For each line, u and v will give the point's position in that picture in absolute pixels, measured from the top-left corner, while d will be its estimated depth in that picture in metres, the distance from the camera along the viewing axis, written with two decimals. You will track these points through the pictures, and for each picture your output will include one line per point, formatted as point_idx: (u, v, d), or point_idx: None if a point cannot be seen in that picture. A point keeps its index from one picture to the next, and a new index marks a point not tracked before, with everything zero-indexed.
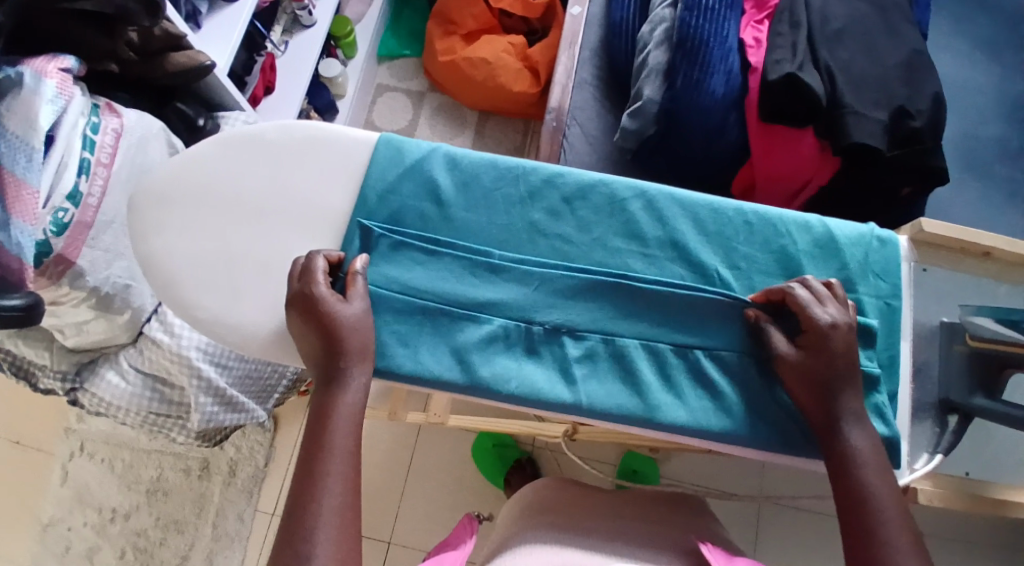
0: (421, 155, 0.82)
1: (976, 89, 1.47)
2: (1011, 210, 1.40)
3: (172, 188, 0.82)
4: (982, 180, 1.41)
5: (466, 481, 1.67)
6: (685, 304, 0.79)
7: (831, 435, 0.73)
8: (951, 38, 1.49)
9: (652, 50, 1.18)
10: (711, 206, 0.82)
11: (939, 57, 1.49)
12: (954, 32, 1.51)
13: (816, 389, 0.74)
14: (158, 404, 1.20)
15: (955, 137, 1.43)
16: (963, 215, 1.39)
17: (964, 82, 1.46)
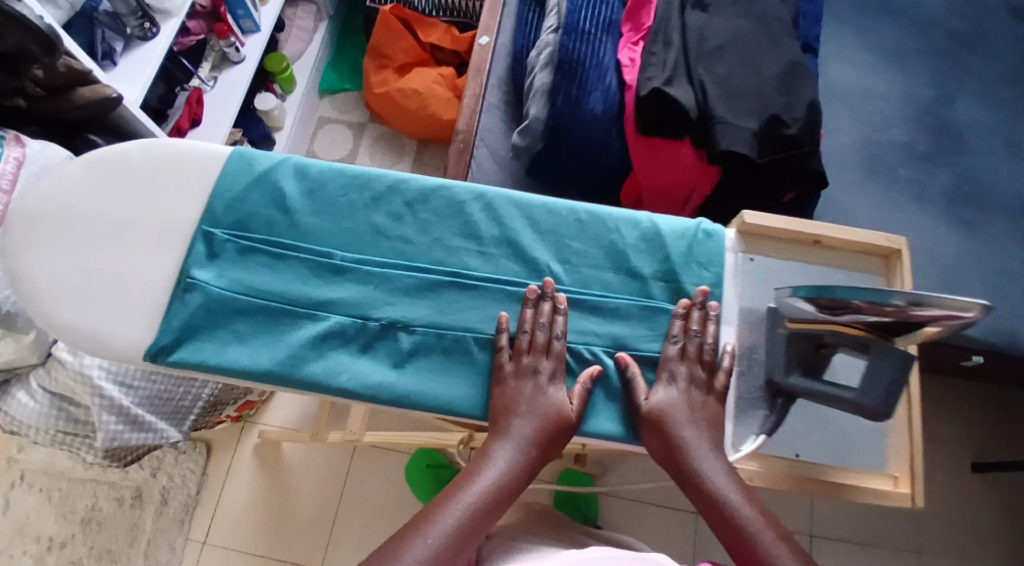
0: (269, 166, 0.87)
1: (879, 98, 1.51)
2: (916, 213, 1.43)
3: (41, 208, 0.87)
4: (886, 186, 1.44)
5: (400, 505, 1.67)
6: (516, 297, 0.83)
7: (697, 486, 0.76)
8: (852, 48, 1.55)
9: (538, 72, 1.24)
10: (546, 206, 0.86)
11: (843, 68, 1.53)
12: (856, 45, 1.55)
13: (670, 449, 0.78)
14: (64, 423, 1.25)
15: (859, 144, 1.47)
16: (866, 216, 1.43)
17: (868, 90, 1.51)
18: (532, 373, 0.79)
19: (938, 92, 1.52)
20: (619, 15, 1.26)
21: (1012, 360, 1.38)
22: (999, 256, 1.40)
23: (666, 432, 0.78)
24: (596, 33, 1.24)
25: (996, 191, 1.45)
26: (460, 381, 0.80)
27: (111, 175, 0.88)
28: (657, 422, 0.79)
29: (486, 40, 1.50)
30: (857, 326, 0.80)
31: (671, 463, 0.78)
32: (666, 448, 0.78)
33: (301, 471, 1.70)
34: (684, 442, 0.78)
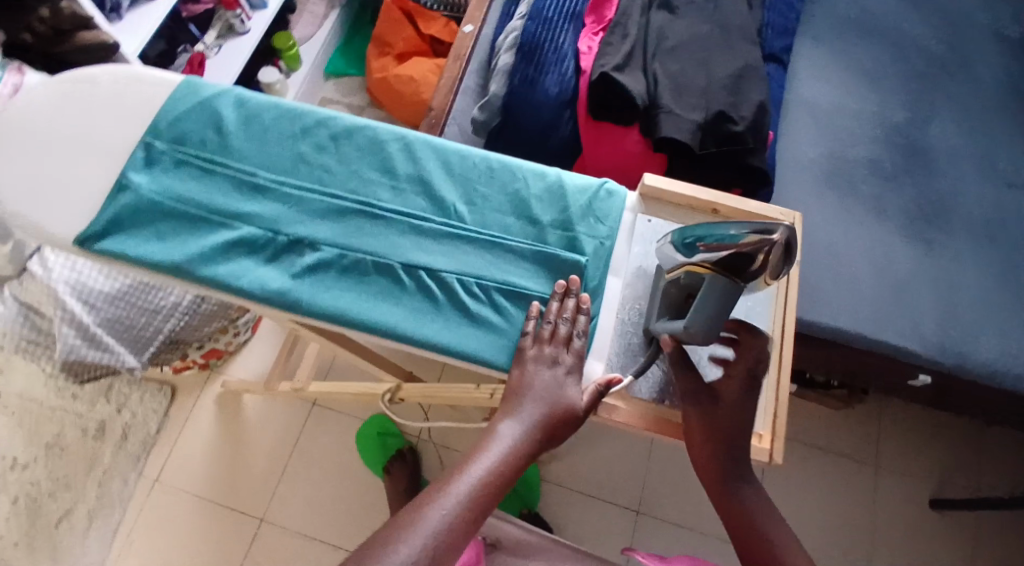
0: (212, 92, 0.94)
1: (851, 116, 1.50)
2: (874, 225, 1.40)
3: (10, 111, 0.94)
4: (845, 198, 1.42)
5: (351, 470, 1.73)
6: (417, 230, 0.89)
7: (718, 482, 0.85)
8: (828, 67, 1.54)
9: (502, 55, 1.32)
10: (460, 153, 0.93)
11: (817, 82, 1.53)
12: (838, 61, 1.56)
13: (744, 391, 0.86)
14: (29, 330, 1.34)
15: (821, 157, 1.46)
16: (823, 224, 1.39)
17: (839, 108, 1.50)
18: (552, 364, 0.84)
19: (912, 115, 1.51)
20: (583, 7, 1.32)
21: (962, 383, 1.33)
22: (954, 278, 1.36)
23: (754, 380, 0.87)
24: (558, 20, 1.30)
25: (962, 214, 1.41)
26: (473, 350, 0.85)
27: (74, 86, 0.94)
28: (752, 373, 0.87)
29: (470, 29, 1.58)
30: (705, 265, 0.82)
31: (735, 404, 0.85)
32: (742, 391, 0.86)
33: (258, 424, 1.76)
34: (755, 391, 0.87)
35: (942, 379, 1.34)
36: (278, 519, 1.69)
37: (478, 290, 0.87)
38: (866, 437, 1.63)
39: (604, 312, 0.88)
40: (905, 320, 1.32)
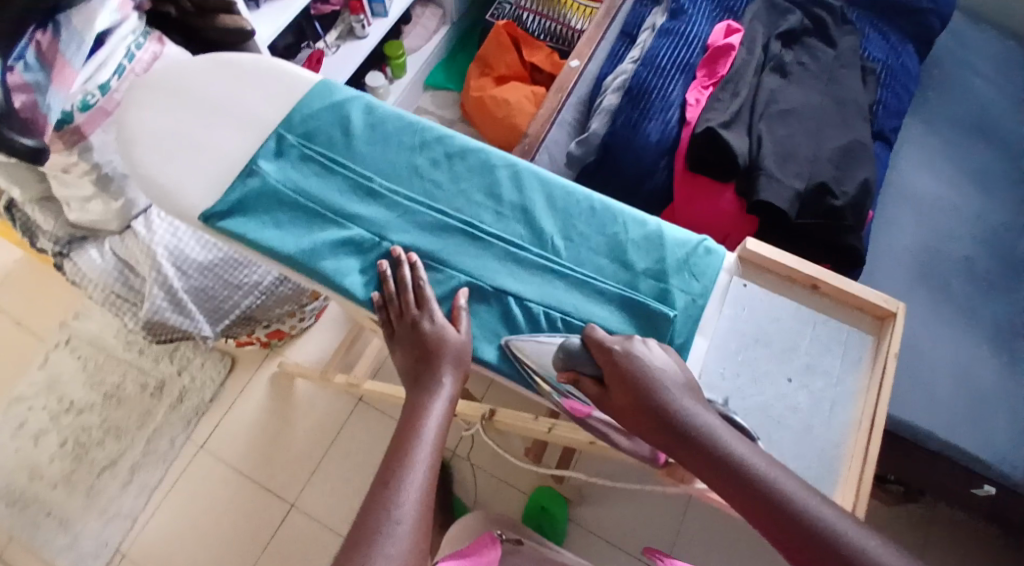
0: (345, 97, 1.00)
1: (949, 211, 1.51)
2: (954, 325, 1.39)
3: (157, 78, 1.01)
4: (937, 295, 1.42)
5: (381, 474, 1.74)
6: (512, 257, 0.91)
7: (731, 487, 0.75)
8: (933, 157, 1.56)
9: (608, 95, 1.35)
10: (566, 188, 0.94)
11: (918, 171, 1.55)
12: (939, 155, 1.57)
13: (631, 393, 0.80)
14: (121, 286, 1.38)
15: (915, 248, 1.47)
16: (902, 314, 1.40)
17: (937, 201, 1.52)
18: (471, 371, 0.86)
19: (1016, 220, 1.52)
20: (699, 60, 1.35)
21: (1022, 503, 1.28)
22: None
23: (630, 369, 0.80)
24: (671, 70, 1.34)
25: None
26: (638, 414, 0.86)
27: (220, 66, 1.01)
28: (620, 363, 0.81)
29: (576, 64, 1.60)
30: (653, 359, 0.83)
31: (649, 416, 0.79)
32: (631, 392, 0.80)
33: (306, 410, 1.80)
34: (642, 381, 0.80)
35: (1006, 497, 1.30)
36: (308, 505, 1.71)
37: (562, 327, 0.88)
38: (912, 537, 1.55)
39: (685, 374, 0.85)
40: (978, 431, 1.30)
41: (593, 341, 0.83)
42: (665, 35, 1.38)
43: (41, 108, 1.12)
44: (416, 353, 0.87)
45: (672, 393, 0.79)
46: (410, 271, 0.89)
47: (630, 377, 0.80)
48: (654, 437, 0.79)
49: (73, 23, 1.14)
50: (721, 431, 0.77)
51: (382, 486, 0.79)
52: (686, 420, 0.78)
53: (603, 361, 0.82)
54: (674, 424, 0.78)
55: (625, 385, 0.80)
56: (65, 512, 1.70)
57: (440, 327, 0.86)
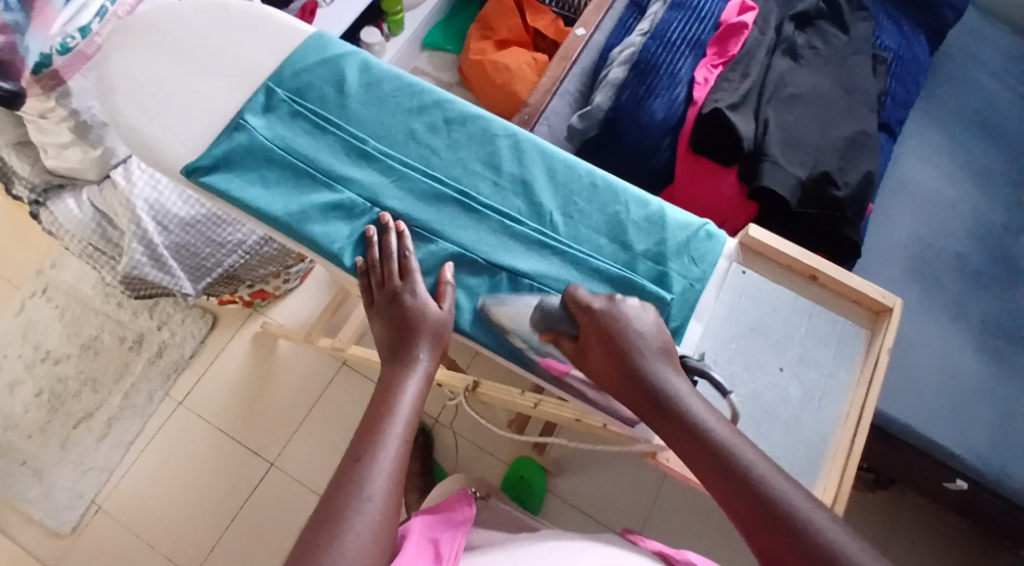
0: (341, 53, 0.95)
1: (947, 204, 1.49)
2: (943, 320, 1.37)
3: (141, 24, 0.97)
4: (928, 290, 1.40)
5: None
6: (509, 230, 0.87)
7: (711, 464, 0.74)
8: (934, 150, 1.54)
9: (614, 68, 1.30)
10: (567, 163, 0.91)
11: (917, 163, 1.52)
12: (940, 148, 1.55)
13: (613, 358, 0.79)
14: (98, 238, 1.33)
15: (909, 241, 1.45)
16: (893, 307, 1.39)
17: (935, 194, 1.49)
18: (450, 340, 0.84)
19: (1011, 218, 1.50)
20: (709, 36, 1.32)
21: (996, 502, 1.28)
22: (1016, 395, 1.32)
23: (613, 331, 0.79)
24: (681, 46, 1.29)
25: None
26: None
27: (209, 15, 0.97)
28: (602, 324, 0.79)
29: (582, 32, 1.58)
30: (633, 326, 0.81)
31: (633, 385, 0.78)
32: (614, 359, 0.79)
33: (287, 372, 1.77)
34: (626, 346, 0.78)
35: (980, 495, 1.29)
36: (285, 467, 1.69)
37: None
38: (883, 529, 1.55)
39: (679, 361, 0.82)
40: (961, 429, 1.28)
41: (574, 301, 0.81)
42: (676, 8, 1.33)
43: (18, 51, 1.10)
44: (395, 320, 0.84)
45: (659, 365, 0.78)
46: (403, 242, 0.86)
47: (615, 343, 0.79)
48: (636, 406, 0.78)
49: None
50: (702, 408, 0.76)
51: (354, 458, 0.77)
52: (669, 393, 0.77)
53: (582, 322, 0.80)
54: (656, 397, 0.77)
55: (608, 350, 0.79)
56: (40, 464, 1.68)
57: (423, 303, 0.83)
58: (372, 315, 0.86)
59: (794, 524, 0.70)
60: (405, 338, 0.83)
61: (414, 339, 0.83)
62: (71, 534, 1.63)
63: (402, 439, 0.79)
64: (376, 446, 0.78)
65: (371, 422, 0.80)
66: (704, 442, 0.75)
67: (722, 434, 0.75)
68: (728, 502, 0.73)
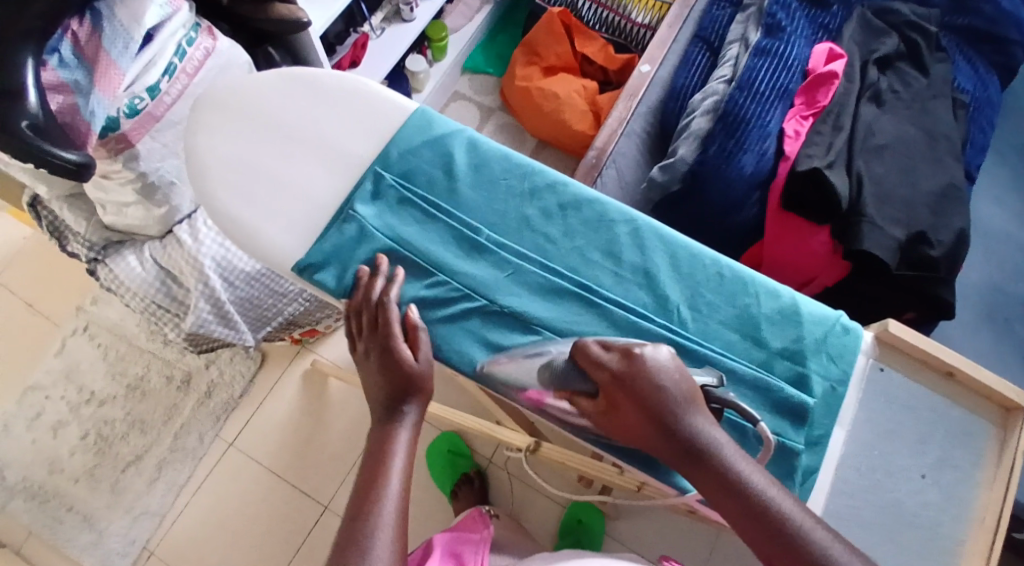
0: (446, 131, 0.92)
1: (1019, 248, 1.46)
2: (1018, 372, 1.35)
3: (229, 98, 0.91)
4: (1003, 338, 1.38)
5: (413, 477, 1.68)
6: (635, 327, 0.84)
7: (748, 513, 0.72)
8: (1003, 190, 1.51)
9: (698, 117, 1.27)
10: (690, 250, 0.87)
11: (987, 205, 1.49)
12: (1009, 188, 1.51)
13: (643, 410, 0.76)
14: (163, 297, 1.26)
15: (982, 287, 1.43)
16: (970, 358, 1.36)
17: (1006, 237, 1.46)
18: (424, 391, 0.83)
19: None
20: (797, 84, 1.27)
21: None
22: None
23: (638, 384, 0.76)
24: (770, 96, 1.25)
25: None
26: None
27: (301, 87, 0.91)
28: (623, 378, 0.77)
29: (647, 69, 1.52)
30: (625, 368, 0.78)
31: (666, 439, 0.75)
32: (644, 414, 0.76)
33: (338, 411, 1.72)
34: (657, 399, 0.75)
35: None
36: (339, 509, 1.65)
37: None
38: None
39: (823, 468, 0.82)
40: None
41: (584, 356, 0.79)
42: (761, 55, 1.29)
43: (81, 114, 1.01)
44: (388, 375, 0.82)
45: (693, 416, 0.75)
46: (390, 289, 0.85)
47: (640, 395, 0.76)
48: (670, 458, 0.76)
49: (117, 16, 1.01)
50: (738, 459, 0.74)
51: (357, 517, 0.77)
52: (704, 441, 0.75)
53: (601, 376, 0.78)
54: (691, 450, 0.75)
55: (634, 403, 0.76)
56: (89, 509, 1.64)
57: (400, 352, 0.81)
58: (363, 367, 0.85)
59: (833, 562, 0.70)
60: (393, 391, 0.82)
61: (407, 395, 0.82)
62: None
63: (397, 502, 0.78)
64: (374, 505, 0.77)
65: (367, 478, 0.79)
66: (736, 490, 0.73)
67: (757, 482, 0.73)
68: (767, 552, 0.72)
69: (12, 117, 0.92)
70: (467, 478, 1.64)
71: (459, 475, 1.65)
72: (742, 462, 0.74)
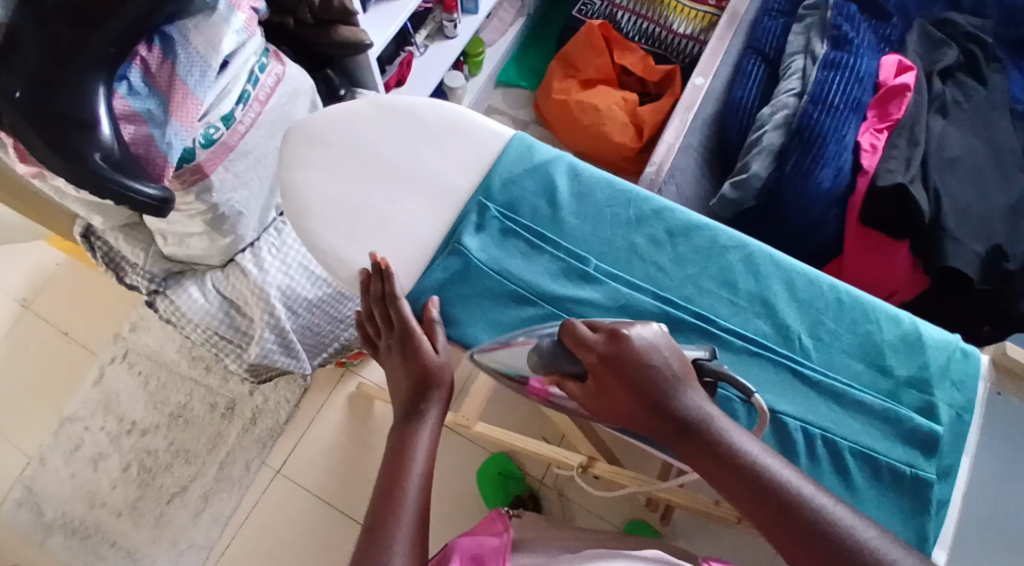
0: (547, 159, 0.92)
1: None
2: None
3: (324, 133, 0.92)
4: None
5: (462, 502, 1.54)
6: (753, 358, 0.82)
7: (749, 484, 0.70)
8: None
9: (769, 131, 1.23)
10: (807, 276, 0.86)
11: None
12: None
13: (632, 393, 0.74)
14: (226, 328, 1.22)
15: None
16: None
17: None
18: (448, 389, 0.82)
19: None
20: (868, 97, 1.25)
21: None
22: None
23: (626, 366, 0.74)
24: (844, 110, 1.22)
25: None
26: (904, 534, 0.78)
27: (396, 120, 0.93)
28: (612, 360, 0.74)
29: (701, 82, 1.44)
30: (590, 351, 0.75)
31: (659, 419, 0.73)
32: (636, 396, 0.74)
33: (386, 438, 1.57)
34: (647, 379, 0.73)
35: None
36: None
37: (822, 445, 0.80)
38: None
39: (954, 500, 0.80)
40: None
41: (574, 337, 0.75)
42: (830, 68, 1.27)
43: (157, 144, 0.98)
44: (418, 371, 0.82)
45: (685, 395, 0.74)
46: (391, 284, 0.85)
47: (627, 378, 0.73)
48: (663, 438, 0.74)
49: (193, 43, 0.98)
50: (732, 431, 0.73)
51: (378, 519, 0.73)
52: (695, 416, 0.73)
53: (589, 360, 0.75)
54: (684, 424, 0.73)
55: (622, 385, 0.74)
56: (133, 544, 1.50)
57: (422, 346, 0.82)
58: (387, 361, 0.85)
59: (843, 528, 0.67)
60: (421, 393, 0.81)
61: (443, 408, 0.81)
62: None
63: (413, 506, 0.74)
64: (395, 505, 0.73)
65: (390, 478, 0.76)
66: (730, 460, 0.71)
67: (754, 452, 0.72)
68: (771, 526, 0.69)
69: (87, 147, 0.88)
70: (519, 500, 1.50)
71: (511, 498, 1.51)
72: (737, 434, 0.73)
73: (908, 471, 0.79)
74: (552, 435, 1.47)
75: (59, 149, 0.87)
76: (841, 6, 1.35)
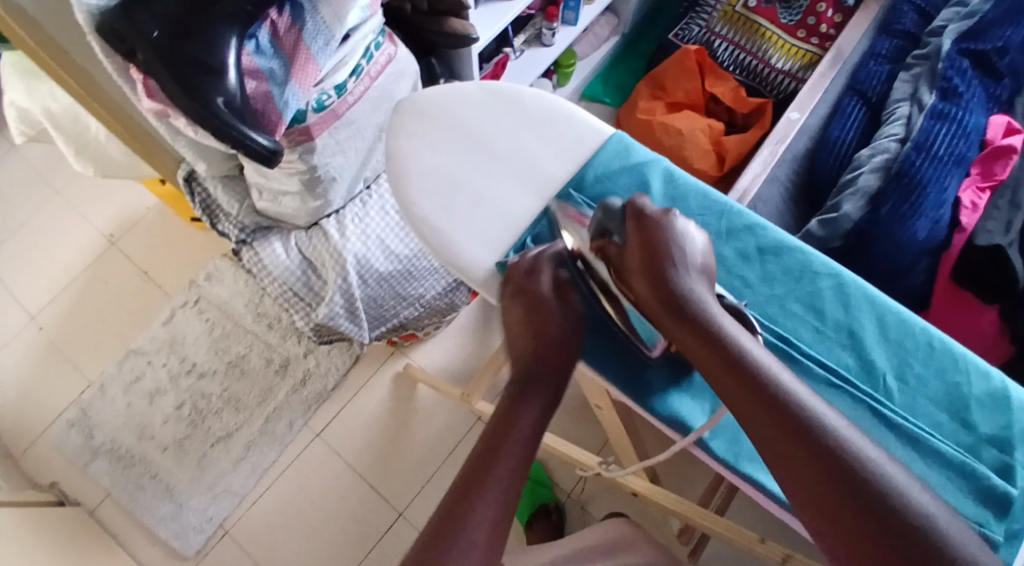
0: (644, 160, 0.93)
1: None
2: None
3: (433, 106, 0.95)
4: None
5: None
6: (831, 387, 0.83)
7: (724, 358, 0.75)
8: None
9: (865, 172, 1.22)
10: (899, 315, 0.86)
11: None
12: None
13: (646, 258, 0.80)
14: (301, 286, 1.26)
15: None
16: None
17: None
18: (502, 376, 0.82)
19: None
20: (973, 153, 1.22)
21: None
22: None
23: (657, 237, 0.81)
24: (948, 161, 1.20)
25: None
26: None
27: (503, 102, 0.95)
28: (649, 229, 0.81)
29: (796, 116, 1.43)
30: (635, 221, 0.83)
31: (708, 344, 0.76)
32: (650, 264, 0.80)
33: (426, 421, 1.57)
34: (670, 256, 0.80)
35: None
36: (415, 519, 1.50)
37: None
38: None
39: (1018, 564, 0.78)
40: None
41: (635, 207, 0.83)
42: (938, 117, 1.24)
43: (274, 102, 1.00)
44: None
45: (691, 278, 0.80)
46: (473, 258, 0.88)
47: (658, 242, 0.80)
48: (656, 310, 0.80)
49: (321, 12, 1.01)
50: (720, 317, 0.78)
51: None
52: (690, 298, 0.79)
53: (631, 230, 0.82)
54: (678, 299, 0.78)
55: (645, 257, 0.81)
56: (172, 480, 1.53)
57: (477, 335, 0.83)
58: None
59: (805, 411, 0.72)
60: None
61: None
62: (195, 558, 1.48)
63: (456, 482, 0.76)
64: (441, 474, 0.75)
65: None
66: (712, 336, 0.77)
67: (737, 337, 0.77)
68: (735, 397, 0.74)
69: (210, 90, 0.91)
70: (544, 509, 1.43)
71: (536, 506, 1.45)
72: (724, 319, 0.78)
73: (976, 529, 0.78)
74: (594, 444, 1.46)
75: (190, 91, 0.90)
76: (953, 60, 1.32)
